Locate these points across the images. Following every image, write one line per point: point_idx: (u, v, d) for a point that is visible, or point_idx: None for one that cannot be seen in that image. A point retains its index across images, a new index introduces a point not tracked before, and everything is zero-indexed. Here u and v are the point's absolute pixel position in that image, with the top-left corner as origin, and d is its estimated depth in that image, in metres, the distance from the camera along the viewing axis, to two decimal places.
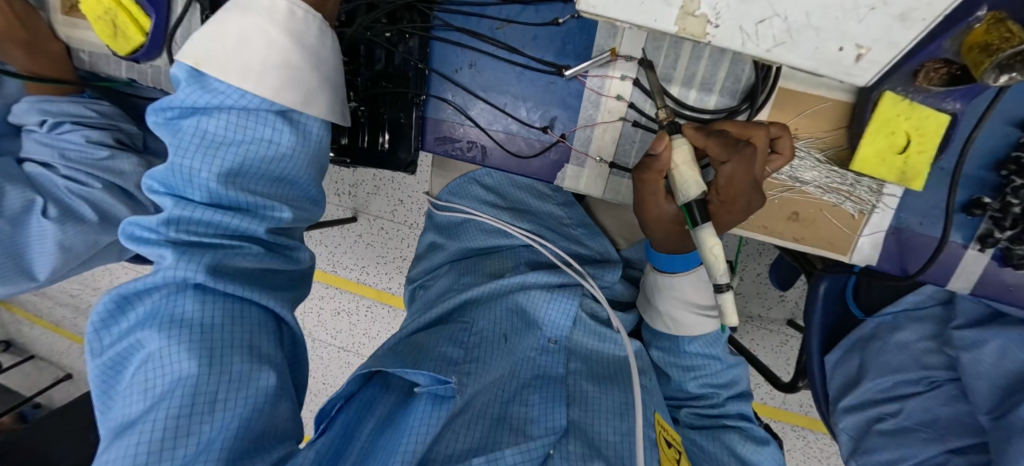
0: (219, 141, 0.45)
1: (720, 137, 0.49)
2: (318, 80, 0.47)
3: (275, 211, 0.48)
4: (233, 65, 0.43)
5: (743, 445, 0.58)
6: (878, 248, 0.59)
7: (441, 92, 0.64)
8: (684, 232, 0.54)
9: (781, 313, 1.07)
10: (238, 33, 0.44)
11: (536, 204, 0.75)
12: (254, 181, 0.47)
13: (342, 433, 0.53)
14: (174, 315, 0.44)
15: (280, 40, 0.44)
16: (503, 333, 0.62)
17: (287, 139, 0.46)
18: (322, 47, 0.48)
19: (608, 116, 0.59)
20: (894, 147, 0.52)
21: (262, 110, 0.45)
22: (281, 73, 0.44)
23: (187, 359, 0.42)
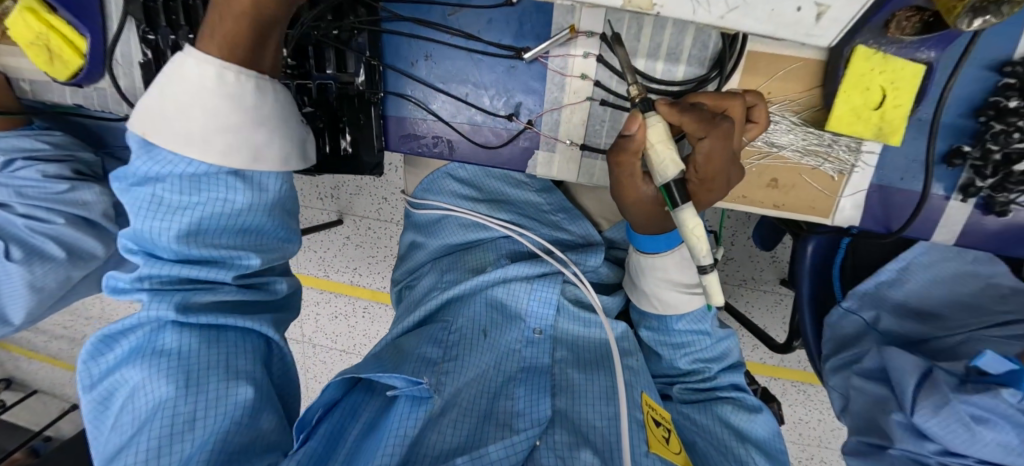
0: (178, 206, 0.43)
1: (697, 112, 0.46)
2: (266, 132, 0.43)
3: (246, 260, 0.47)
4: (177, 137, 0.41)
5: (736, 415, 0.58)
6: (860, 207, 0.58)
7: (399, 88, 0.61)
8: (663, 212, 0.53)
9: (773, 273, 1.06)
10: (175, 99, 0.40)
11: (514, 193, 0.73)
12: (216, 236, 0.46)
13: (331, 440, 0.54)
14: (154, 350, 0.45)
15: (215, 101, 0.40)
16: (483, 329, 0.62)
17: (242, 198, 0.44)
18: (269, 104, 0.43)
19: (574, 97, 0.57)
20: (870, 103, 0.51)
21: (216, 172, 0.43)
22: (226, 138, 0.41)
23: (164, 391, 0.43)
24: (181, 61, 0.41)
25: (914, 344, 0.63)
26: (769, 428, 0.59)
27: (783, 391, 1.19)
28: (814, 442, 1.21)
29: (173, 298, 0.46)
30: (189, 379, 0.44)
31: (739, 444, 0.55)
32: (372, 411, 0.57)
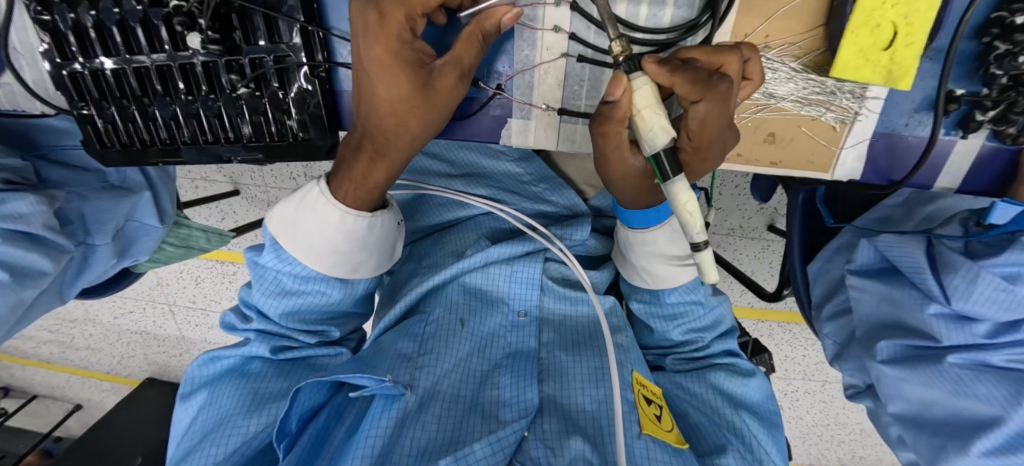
0: (289, 288, 0.56)
1: (691, 71, 0.41)
2: (368, 255, 0.55)
3: (330, 332, 0.62)
4: (302, 244, 0.52)
5: (729, 381, 0.56)
6: (863, 159, 0.53)
7: (347, 56, 0.51)
8: (650, 185, 0.49)
9: (761, 220, 1.04)
10: (306, 210, 0.51)
11: (490, 165, 0.67)
12: (312, 315, 0.59)
13: (314, 443, 0.53)
14: (249, 362, 0.60)
15: (335, 234, 0.51)
16: (461, 318, 0.59)
17: (337, 292, 0.56)
18: (371, 233, 0.52)
19: (548, 54, 0.49)
20: (879, 42, 0.45)
21: (322, 276, 0.54)
22: (336, 255, 0.52)
23: (237, 406, 0.54)
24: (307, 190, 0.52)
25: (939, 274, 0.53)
26: (763, 391, 0.58)
27: (770, 333, 1.20)
28: (799, 376, 1.24)
29: (273, 340, 0.59)
30: (252, 402, 0.54)
31: (732, 411, 0.53)
32: (354, 416, 0.54)
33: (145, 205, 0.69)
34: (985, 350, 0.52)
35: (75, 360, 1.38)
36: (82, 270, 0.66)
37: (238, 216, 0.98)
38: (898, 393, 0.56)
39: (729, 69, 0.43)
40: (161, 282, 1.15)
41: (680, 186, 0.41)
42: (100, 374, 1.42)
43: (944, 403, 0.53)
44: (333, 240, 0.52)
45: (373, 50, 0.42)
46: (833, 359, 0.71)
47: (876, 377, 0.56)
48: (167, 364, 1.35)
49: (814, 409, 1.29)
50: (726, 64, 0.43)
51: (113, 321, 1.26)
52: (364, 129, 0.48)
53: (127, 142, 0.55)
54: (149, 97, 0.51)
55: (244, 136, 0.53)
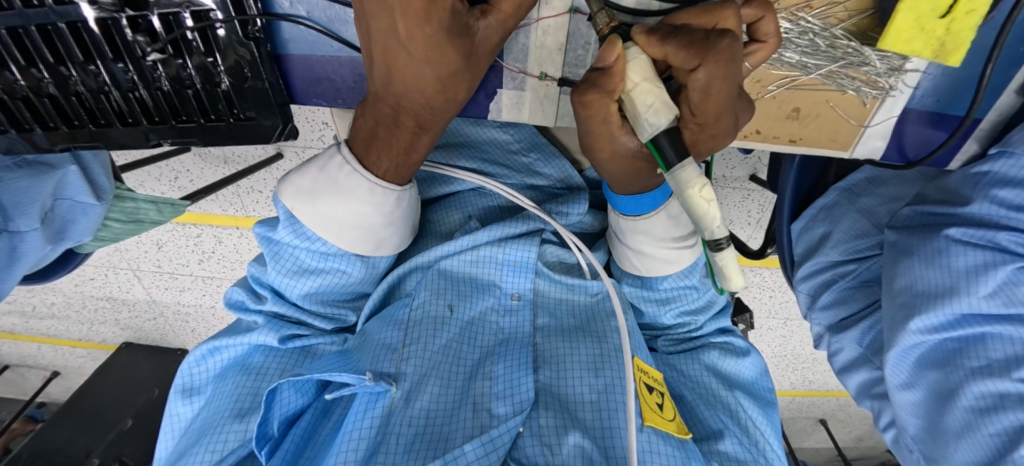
0: (306, 266, 0.49)
1: (683, 35, 0.33)
2: (391, 229, 0.47)
3: (346, 317, 0.56)
4: (318, 218, 0.44)
5: (722, 360, 0.56)
6: (887, 137, 0.49)
7: (289, 8, 0.41)
8: (643, 167, 0.42)
9: (744, 170, 1.01)
10: (327, 181, 0.43)
11: (473, 132, 0.60)
12: (330, 298, 0.53)
13: (299, 443, 0.47)
14: (248, 355, 0.53)
15: (360, 209, 0.44)
16: (449, 303, 0.53)
17: (359, 272, 0.50)
18: (398, 208, 0.45)
19: (547, 10, 0.40)
20: (938, 8, 0.38)
21: (343, 254, 0.48)
22: (359, 231, 0.45)
23: (229, 409, 0.48)
24: (332, 153, 0.44)
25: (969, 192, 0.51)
26: (757, 368, 0.58)
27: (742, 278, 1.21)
28: (764, 315, 1.29)
29: (282, 329, 0.52)
30: (249, 404, 0.48)
31: (728, 393, 0.54)
32: (340, 413, 0.49)
33: (76, 181, 0.57)
34: (987, 227, 0.50)
35: (30, 328, 1.28)
36: (11, 263, 0.57)
37: (192, 176, 0.86)
38: (916, 299, 0.52)
39: (725, 26, 0.35)
40: (119, 248, 1.04)
41: (689, 173, 0.33)
42: (72, 341, 1.33)
43: (960, 295, 0.50)
44: (356, 213, 0.44)
45: (416, 27, 0.34)
46: (807, 310, 0.76)
47: (891, 296, 0.55)
48: (142, 327, 1.29)
49: (774, 342, 1.37)
50: (722, 20, 0.35)
51: (73, 288, 1.14)
52: (396, 102, 0.40)
53: (19, 124, 0.45)
54: (37, 65, 0.40)
55: (170, 114, 0.44)
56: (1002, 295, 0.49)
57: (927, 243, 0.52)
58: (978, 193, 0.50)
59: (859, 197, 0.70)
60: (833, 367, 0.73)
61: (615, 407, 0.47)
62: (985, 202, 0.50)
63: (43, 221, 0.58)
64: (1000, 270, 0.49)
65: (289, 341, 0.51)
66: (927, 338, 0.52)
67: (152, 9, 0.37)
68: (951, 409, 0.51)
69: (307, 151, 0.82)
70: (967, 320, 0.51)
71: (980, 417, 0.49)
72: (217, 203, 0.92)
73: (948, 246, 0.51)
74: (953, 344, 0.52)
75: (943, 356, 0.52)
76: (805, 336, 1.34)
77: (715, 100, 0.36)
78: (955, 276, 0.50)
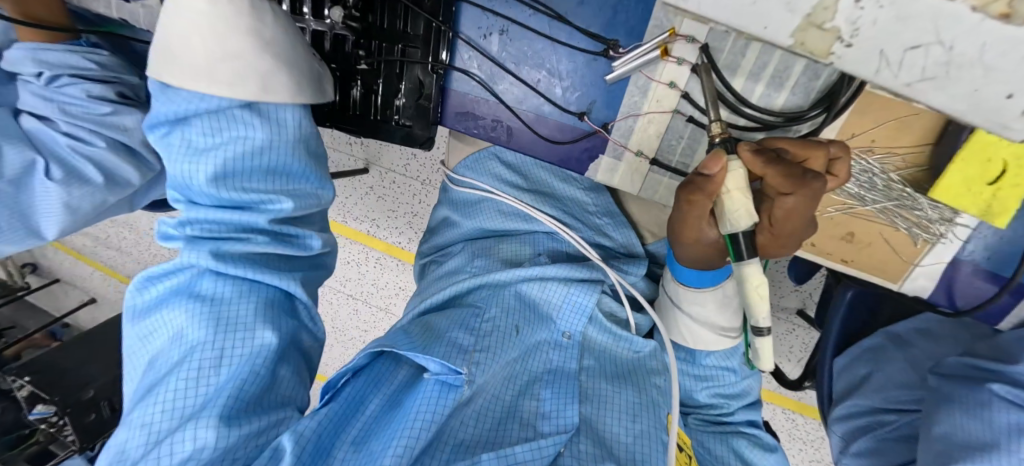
0: (202, 149, 0.41)
1: (783, 165, 0.40)
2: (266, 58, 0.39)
3: (306, 240, 0.48)
4: (187, 70, 0.38)
5: (751, 450, 0.58)
6: (933, 279, 0.54)
7: (465, 60, 0.55)
8: (718, 254, 0.49)
9: (793, 302, 1.04)
10: (206, 20, 0.37)
11: (560, 188, 0.70)
12: (254, 181, 0.42)
13: (348, 409, 0.51)
14: (192, 290, 0.45)
15: (227, 30, 0.38)
16: (515, 325, 0.59)
17: (261, 135, 0.41)
18: (274, 34, 0.40)
19: (656, 105, 0.51)
20: (985, 176, 0.45)
21: (228, 106, 0.40)
22: (235, 62, 0.38)
23: (200, 336, 0.43)
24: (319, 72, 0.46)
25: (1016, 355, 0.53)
26: None
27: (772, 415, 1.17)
28: None
29: (205, 250, 0.44)
30: (210, 324, 0.44)
31: None
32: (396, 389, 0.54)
33: None
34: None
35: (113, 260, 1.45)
36: (153, 187, 0.78)
37: None
38: (957, 449, 0.52)
39: (813, 162, 0.43)
40: None
41: (752, 270, 0.42)
42: (125, 278, 1.50)
43: (1000, 451, 0.50)
44: (222, 36, 0.38)
45: None
46: (839, 455, 0.74)
47: (929, 443, 0.55)
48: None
49: None
50: (811, 157, 0.43)
51: None
52: None
53: None
54: None
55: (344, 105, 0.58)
56: None
57: (970, 393, 0.54)
58: None
59: (907, 346, 0.72)
60: None
61: (651, 454, 0.50)
62: None
63: None
64: None
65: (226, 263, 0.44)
66: None
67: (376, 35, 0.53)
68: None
69: (387, 174, 1.05)
70: None
71: None
72: None
73: (992, 401, 0.52)
74: None
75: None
76: None
77: (795, 222, 0.42)
78: (996, 431, 0.51)
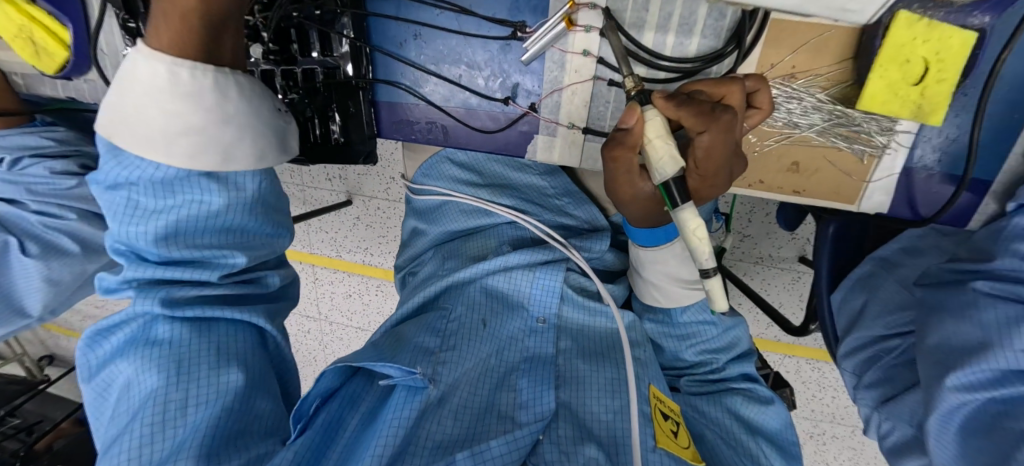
0: (150, 208, 0.41)
1: (694, 104, 0.41)
2: (233, 129, 0.40)
3: (266, 278, 0.51)
4: (135, 125, 0.38)
5: (747, 406, 0.56)
6: (891, 193, 0.53)
7: (390, 71, 0.58)
8: (659, 206, 0.49)
9: (791, 250, 1.02)
10: (139, 101, 0.37)
11: (516, 177, 0.70)
12: (201, 239, 0.43)
13: (325, 434, 0.50)
14: (146, 340, 0.44)
15: (180, 112, 0.37)
16: (482, 318, 0.60)
17: (218, 200, 0.41)
18: (232, 94, 0.40)
19: (576, 76, 0.52)
20: (908, 78, 0.45)
21: (185, 178, 0.40)
22: (189, 135, 0.38)
23: (159, 381, 0.42)
24: (280, 123, 0.45)
25: (992, 251, 0.52)
26: (781, 420, 0.57)
27: (797, 369, 1.14)
28: (827, 419, 1.17)
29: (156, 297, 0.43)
30: (173, 367, 0.42)
31: (750, 438, 0.53)
32: (372, 403, 0.55)
33: None
34: (1015, 284, 0.50)
35: None
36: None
37: None
38: (952, 356, 0.52)
39: (732, 99, 0.43)
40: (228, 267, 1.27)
41: (686, 213, 0.40)
42: None
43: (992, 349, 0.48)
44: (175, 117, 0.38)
45: None
46: (854, 390, 0.72)
47: (925, 354, 0.54)
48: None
49: (842, 455, 1.21)
50: (728, 94, 0.43)
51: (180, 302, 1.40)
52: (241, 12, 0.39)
53: None
54: None
55: None
56: None
57: (956, 297, 0.53)
58: (1003, 248, 0.51)
59: (896, 267, 0.70)
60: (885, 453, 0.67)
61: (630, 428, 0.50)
62: (1010, 257, 0.50)
63: None
64: None
65: (173, 308, 0.43)
66: (972, 397, 0.50)
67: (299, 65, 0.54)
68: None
69: (371, 201, 1.07)
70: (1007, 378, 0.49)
71: None
72: None
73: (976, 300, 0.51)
74: (998, 407, 0.50)
75: (986, 422, 0.51)
76: (880, 452, 1.18)
77: (718, 159, 0.43)
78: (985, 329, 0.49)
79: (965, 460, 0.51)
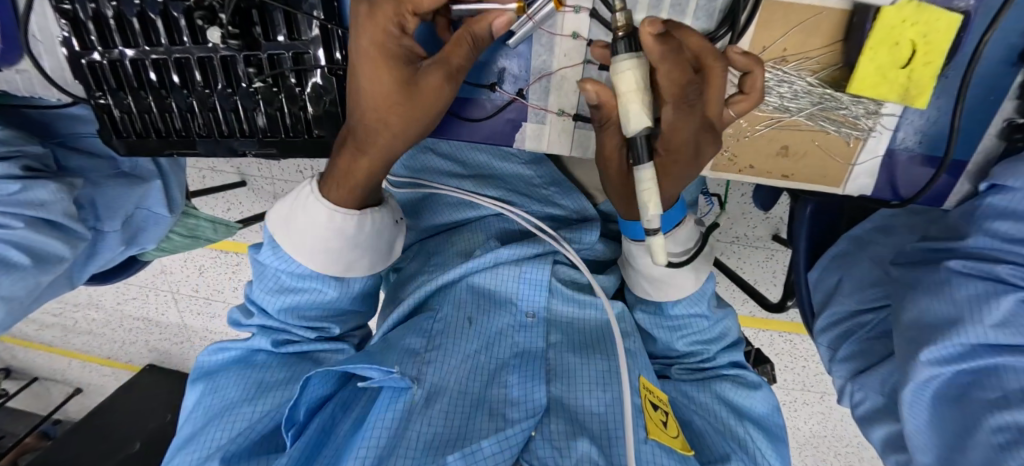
0: (288, 286, 0.56)
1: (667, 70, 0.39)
2: (360, 251, 0.53)
3: (330, 328, 0.59)
4: (292, 228, 0.52)
5: (736, 392, 0.57)
6: (874, 175, 0.54)
7: None
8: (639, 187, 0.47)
9: (766, 229, 1.04)
10: (299, 220, 0.51)
11: (501, 167, 0.68)
12: (312, 312, 0.58)
13: (319, 437, 0.51)
14: (254, 361, 0.58)
15: (329, 235, 0.51)
16: (468, 316, 0.58)
17: (333, 292, 0.56)
18: (361, 231, 0.51)
19: (566, 60, 0.50)
20: (897, 60, 0.45)
21: (317, 274, 0.54)
22: (327, 253, 0.52)
23: (241, 395, 0.54)
24: (395, 232, 0.57)
25: (965, 229, 0.54)
26: (768, 405, 0.58)
27: (770, 342, 1.19)
28: (798, 387, 1.23)
29: (275, 335, 0.58)
30: (259, 388, 0.54)
31: (737, 423, 0.54)
32: (361, 408, 0.54)
33: (157, 194, 0.76)
34: (987, 261, 0.52)
35: (90, 344, 1.43)
36: (91, 255, 0.73)
37: (244, 207, 1.10)
38: (925, 331, 0.53)
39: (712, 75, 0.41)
40: (195, 265, 1.21)
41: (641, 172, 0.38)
42: (110, 358, 1.50)
43: (966, 325, 0.50)
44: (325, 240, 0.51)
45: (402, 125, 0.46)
46: (829, 363, 0.75)
47: (902, 331, 0.56)
48: (167, 351, 1.45)
49: (812, 419, 1.28)
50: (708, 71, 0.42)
51: (143, 304, 1.32)
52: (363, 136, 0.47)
53: (142, 133, 0.59)
54: (167, 89, 0.55)
55: (258, 131, 0.56)
56: (1011, 326, 0.49)
57: (930, 276, 0.55)
58: (976, 227, 0.53)
59: (870, 245, 0.73)
60: (859, 421, 0.71)
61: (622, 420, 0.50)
62: (982, 235, 0.52)
63: (123, 225, 0.75)
64: (1005, 301, 0.49)
65: (281, 346, 0.58)
66: (942, 371, 0.52)
67: (264, 51, 0.50)
68: (972, 445, 0.49)
69: None
70: (982, 351, 0.51)
71: (1001, 452, 0.47)
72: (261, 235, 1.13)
73: (951, 278, 0.53)
74: (967, 377, 0.52)
75: (957, 392, 0.53)
76: (846, 415, 1.25)
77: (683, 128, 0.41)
78: (959, 306, 0.51)
79: (937, 428, 0.54)
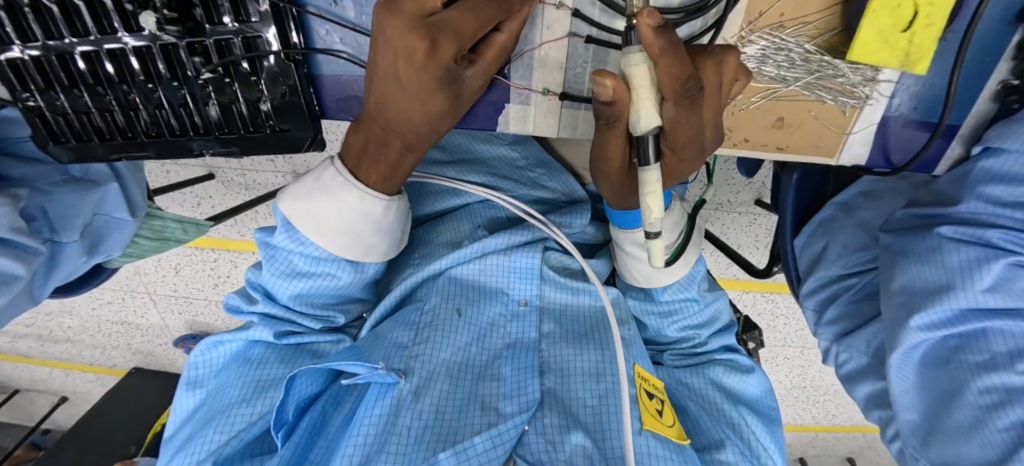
0: (296, 271, 0.51)
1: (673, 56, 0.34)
2: (381, 236, 0.50)
3: (334, 318, 0.57)
4: (310, 210, 0.47)
5: (728, 376, 0.57)
6: (869, 143, 0.53)
7: (325, 36, 0.48)
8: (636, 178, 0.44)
9: (749, 194, 1.04)
10: (317, 203, 0.46)
11: (483, 149, 0.65)
12: (320, 299, 0.55)
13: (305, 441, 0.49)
14: (249, 356, 0.55)
15: (353, 218, 0.47)
16: (457, 306, 0.55)
17: (348, 277, 0.52)
18: (386, 217, 0.48)
19: (549, 34, 0.45)
20: (898, 24, 0.42)
21: (333, 259, 0.50)
22: (348, 236, 0.48)
23: (239, 395, 0.51)
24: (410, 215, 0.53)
25: (956, 194, 0.54)
26: (760, 387, 0.58)
27: (753, 303, 1.21)
28: (781, 343, 1.27)
29: (276, 326, 0.54)
30: (253, 388, 0.51)
31: (732, 407, 0.54)
32: (351, 406, 0.52)
33: (114, 198, 0.69)
34: (978, 226, 0.52)
35: (64, 352, 1.36)
36: (52, 269, 0.68)
37: (215, 201, 1.03)
38: (915, 298, 0.53)
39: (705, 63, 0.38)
40: (164, 266, 1.14)
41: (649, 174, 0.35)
42: (87, 364, 1.44)
43: (958, 291, 0.51)
44: (350, 224, 0.47)
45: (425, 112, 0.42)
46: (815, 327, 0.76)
47: (890, 298, 0.56)
48: (148, 352, 1.41)
49: (793, 372, 1.33)
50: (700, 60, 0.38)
51: (114, 308, 1.26)
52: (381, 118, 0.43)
53: (82, 135, 0.53)
54: (103, 85, 0.48)
55: (214, 128, 0.51)
56: (1000, 290, 0.50)
57: (919, 242, 0.54)
58: (966, 191, 0.52)
59: (856, 210, 0.73)
60: (845, 381, 0.73)
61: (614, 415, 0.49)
62: (974, 200, 0.52)
63: (81, 233, 0.69)
64: (994, 265, 0.50)
65: (283, 336, 0.54)
66: (929, 336, 0.53)
67: (209, 36, 0.44)
68: (958, 406, 0.51)
69: None
70: (971, 315, 0.51)
71: (989, 412, 0.49)
72: (233, 228, 1.07)
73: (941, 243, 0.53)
74: (955, 340, 0.53)
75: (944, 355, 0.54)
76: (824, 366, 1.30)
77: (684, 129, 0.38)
78: (951, 272, 0.52)
79: (922, 388, 0.55)
